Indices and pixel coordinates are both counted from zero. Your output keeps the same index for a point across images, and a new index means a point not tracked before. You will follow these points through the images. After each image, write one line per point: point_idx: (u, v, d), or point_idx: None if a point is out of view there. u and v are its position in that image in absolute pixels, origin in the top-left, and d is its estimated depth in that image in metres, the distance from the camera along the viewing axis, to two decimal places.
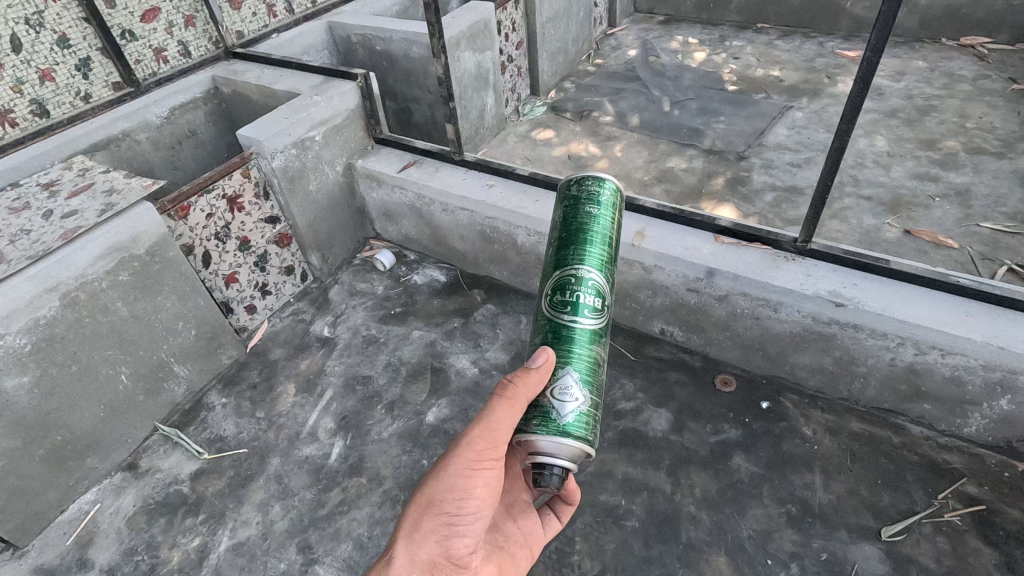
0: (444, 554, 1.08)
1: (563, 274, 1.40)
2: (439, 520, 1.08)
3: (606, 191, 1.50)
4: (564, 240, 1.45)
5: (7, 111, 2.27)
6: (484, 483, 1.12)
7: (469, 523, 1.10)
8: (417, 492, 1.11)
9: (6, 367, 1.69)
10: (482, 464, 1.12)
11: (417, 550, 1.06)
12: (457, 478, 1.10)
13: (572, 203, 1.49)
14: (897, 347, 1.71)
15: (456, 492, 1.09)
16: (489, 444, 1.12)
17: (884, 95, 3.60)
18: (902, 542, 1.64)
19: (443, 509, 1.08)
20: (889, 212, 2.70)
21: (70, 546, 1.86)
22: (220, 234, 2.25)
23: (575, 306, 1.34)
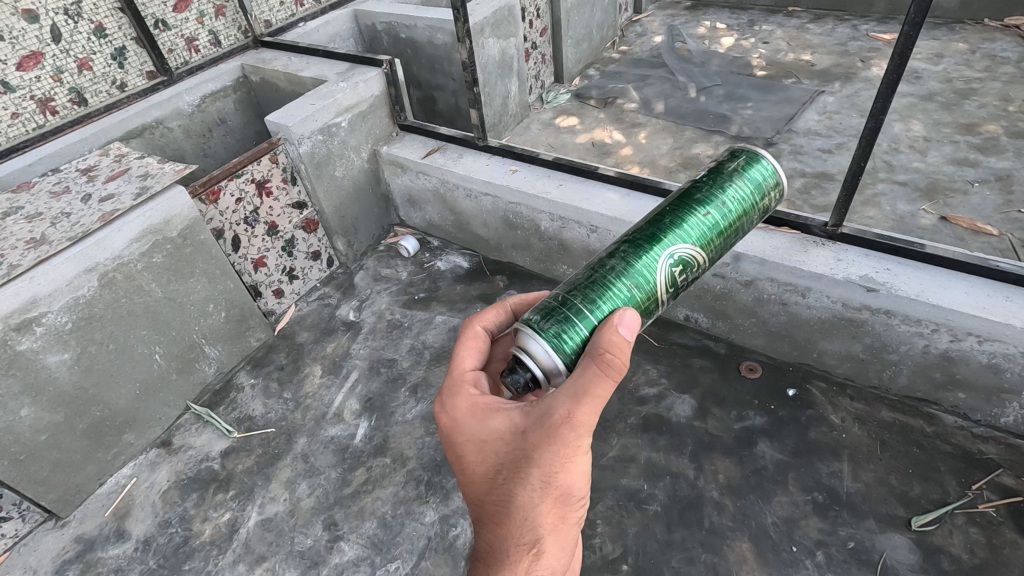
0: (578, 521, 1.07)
1: (675, 228, 1.23)
2: (576, 504, 1.04)
3: (754, 182, 1.33)
4: (700, 202, 1.28)
5: (47, 99, 2.35)
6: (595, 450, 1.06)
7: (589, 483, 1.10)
8: (544, 491, 1.01)
9: (49, 344, 1.76)
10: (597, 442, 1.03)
11: (559, 535, 1.04)
12: (585, 464, 1.01)
13: (735, 173, 1.32)
14: (932, 334, 1.66)
15: (586, 474, 1.03)
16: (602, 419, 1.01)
17: (920, 78, 3.49)
18: (933, 532, 1.60)
19: (576, 494, 1.03)
20: (924, 198, 2.61)
21: (109, 517, 1.93)
22: (248, 219, 2.30)
23: (667, 270, 1.20)
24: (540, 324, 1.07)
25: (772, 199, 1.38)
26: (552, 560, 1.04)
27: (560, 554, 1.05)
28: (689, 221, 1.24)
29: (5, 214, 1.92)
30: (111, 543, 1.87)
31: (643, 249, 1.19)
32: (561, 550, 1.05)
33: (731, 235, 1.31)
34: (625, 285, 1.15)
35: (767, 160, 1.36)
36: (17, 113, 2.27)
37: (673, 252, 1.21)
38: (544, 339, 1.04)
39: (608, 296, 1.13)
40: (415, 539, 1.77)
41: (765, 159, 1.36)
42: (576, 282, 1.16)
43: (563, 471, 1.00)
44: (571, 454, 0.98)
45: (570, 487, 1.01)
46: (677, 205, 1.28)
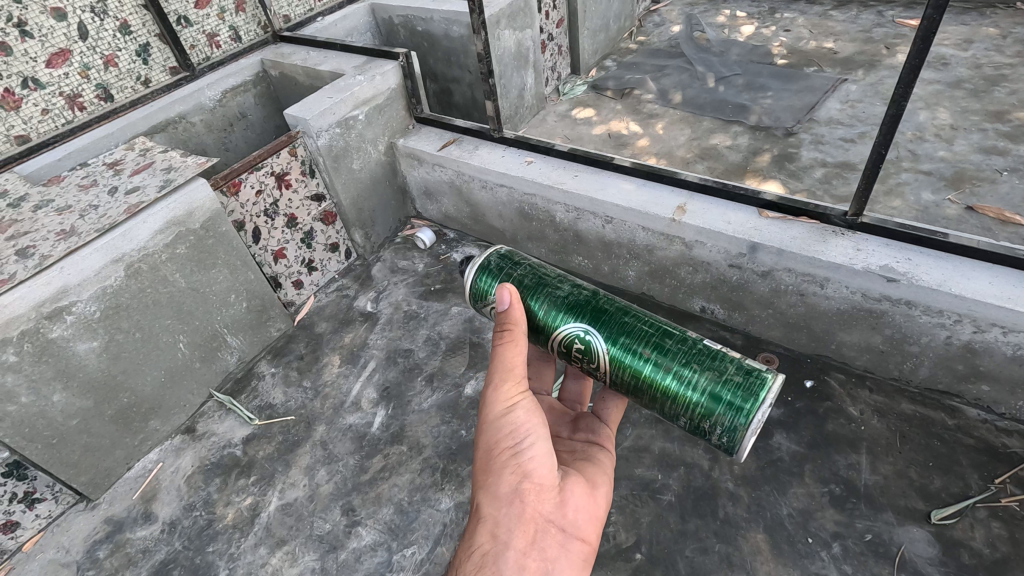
0: (525, 480, 1.13)
1: (621, 331, 1.32)
2: (505, 456, 1.14)
3: (719, 394, 1.21)
4: (671, 352, 1.28)
5: (75, 95, 2.42)
6: (525, 410, 1.18)
7: (535, 447, 1.16)
8: (477, 448, 1.19)
9: (78, 332, 1.82)
10: (516, 397, 1.19)
11: (496, 489, 1.12)
12: (501, 417, 1.17)
13: (729, 375, 1.21)
14: (954, 325, 1.63)
15: (508, 427, 1.16)
16: (512, 379, 1.19)
17: (948, 64, 3.39)
18: (953, 525, 1.58)
19: (503, 447, 1.15)
20: (950, 187, 2.55)
21: (136, 500, 2.00)
22: (269, 211, 2.34)
23: (571, 333, 1.36)
24: (491, 258, 1.49)
25: (725, 431, 1.21)
26: (491, 513, 1.11)
27: (502, 510, 1.10)
28: (636, 351, 1.30)
29: (36, 207, 1.99)
30: (138, 525, 1.93)
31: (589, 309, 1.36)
32: (503, 506, 1.11)
33: (650, 397, 1.30)
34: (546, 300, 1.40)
35: (769, 397, 1.18)
36: (46, 109, 2.34)
37: (597, 334, 1.33)
38: (477, 268, 1.48)
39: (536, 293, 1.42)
40: (431, 525, 1.80)
41: (768, 392, 1.18)
42: (541, 271, 1.46)
43: (481, 425, 1.19)
44: (483, 408, 1.19)
45: (492, 440, 1.15)
46: (659, 336, 1.30)
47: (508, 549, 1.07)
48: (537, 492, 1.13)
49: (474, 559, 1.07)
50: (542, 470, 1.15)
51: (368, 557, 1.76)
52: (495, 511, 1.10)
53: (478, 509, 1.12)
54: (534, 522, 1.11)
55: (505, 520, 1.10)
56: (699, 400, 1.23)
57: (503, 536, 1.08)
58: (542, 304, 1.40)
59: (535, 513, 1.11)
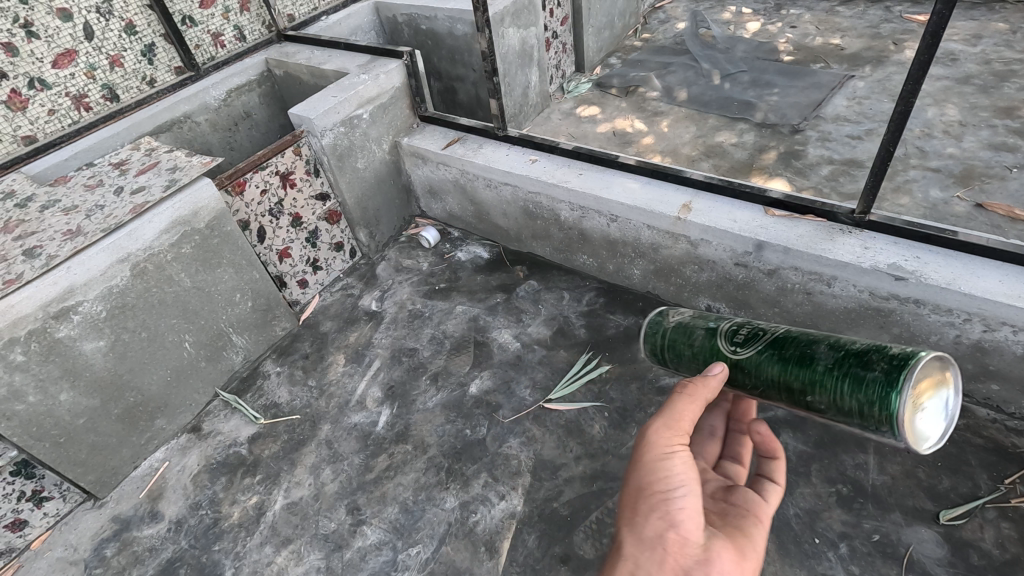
0: (671, 529, 1.10)
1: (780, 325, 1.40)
2: (653, 501, 1.12)
3: (870, 360, 1.17)
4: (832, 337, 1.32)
5: (81, 95, 2.43)
6: (680, 461, 1.14)
7: (683, 498, 1.12)
8: (626, 489, 1.18)
9: (84, 332, 1.83)
10: (674, 447, 1.15)
11: (640, 532, 1.11)
12: (652, 462, 1.15)
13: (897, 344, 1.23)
14: (963, 323, 1.62)
15: (660, 473, 1.13)
16: (676, 428, 1.17)
17: (957, 60, 3.35)
18: (962, 526, 1.56)
19: (654, 491, 1.12)
20: (958, 185, 2.53)
21: (143, 498, 2.01)
22: (273, 211, 2.34)
23: (733, 340, 1.39)
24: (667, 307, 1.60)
25: (889, 375, 1.12)
26: (631, 553, 1.10)
27: (643, 551, 1.09)
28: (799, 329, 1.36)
29: (42, 207, 1.99)
30: (145, 523, 1.94)
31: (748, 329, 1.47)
32: (646, 546, 1.09)
33: (799, 375, 1.25)
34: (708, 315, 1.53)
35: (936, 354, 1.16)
36: (52, 109, 2.35)
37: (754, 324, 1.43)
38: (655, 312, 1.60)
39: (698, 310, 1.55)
40: (435, 525, 1.80)
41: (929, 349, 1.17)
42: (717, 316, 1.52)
43: (632, 467, 1.18)
44: (638, 451, 1.19)
45: (644, 480, 1.14)
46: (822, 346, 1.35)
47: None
48: (678, 545, 1.09)
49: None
50: (692, 528, 1.10)
51: (373, 556, 1.76)
52: (637, 548, 1.10)
53: (621, 541, 1.13)
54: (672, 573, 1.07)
55: (646, 561, 1.08)
56: (852, 361, 1.19)
57: (642, 575, 1.07)
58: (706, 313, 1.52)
59: (673, 564, 1.07)
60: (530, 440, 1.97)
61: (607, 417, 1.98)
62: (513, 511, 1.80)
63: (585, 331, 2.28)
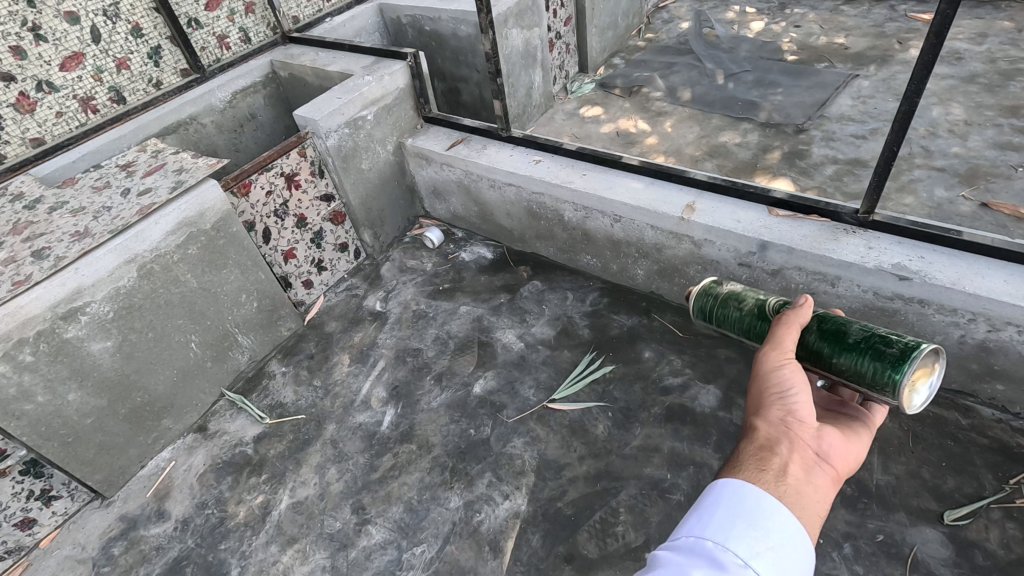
0: (791, 415, 1.18)
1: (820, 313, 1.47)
2: (772, 396, 1.20)
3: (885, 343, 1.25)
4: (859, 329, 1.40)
5: (88, 98, 2.45)
6: (795, 367, 1.23)
7: (801, 394, 1.20)
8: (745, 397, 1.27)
9: (92, 333, 1.84)
10: (787, 356, 1.25)
11: (763, 424, 1.19)
12: (769, 368, 1.24)
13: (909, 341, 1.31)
14: (968, 323, 1.61)
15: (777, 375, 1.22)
16: (777, 343, 1.28)
17: (962, 59, 3.34)
18: (967, 526, 1.56)
19: (772, 389, 1.21)
20: (963, 184, 2.52)
21: (150, 497, 2.03)
22: (278, 212, 2.36)
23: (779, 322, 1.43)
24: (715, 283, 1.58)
25: (904, 355, 1.21)
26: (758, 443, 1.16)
27: (773, 430, 1.17)
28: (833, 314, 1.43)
29: (51, 209, 2.01)
30: (152, 522, 1.95)
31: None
32: (774, 428, 1.17)
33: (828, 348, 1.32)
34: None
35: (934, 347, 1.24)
36: (60, 112, 2.37)
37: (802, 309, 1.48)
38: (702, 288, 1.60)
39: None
40: (440, 524, 1.81)
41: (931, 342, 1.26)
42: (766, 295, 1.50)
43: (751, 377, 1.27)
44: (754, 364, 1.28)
45: (761, 382, 1.23)
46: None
47: (785, 460, 1.11)
48: (800, 429, 1.16)
49: (750, 455, 1.14)
50: (811, 415, 1.18)
51: (379, 556, 1.77)
52: (768, 429, 1.17)
53: (754, 429, 1.19)
54: (799, 445, 1.14)
55: (778, 437, 1.15)
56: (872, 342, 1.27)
57: (774, 444, 1.14)
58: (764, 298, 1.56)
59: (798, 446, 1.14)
60: (534, 439, 1.98)
61: (611, 417, 1.99)
62: (517, 511, 1.81)
63: (589, 331, 2.28)
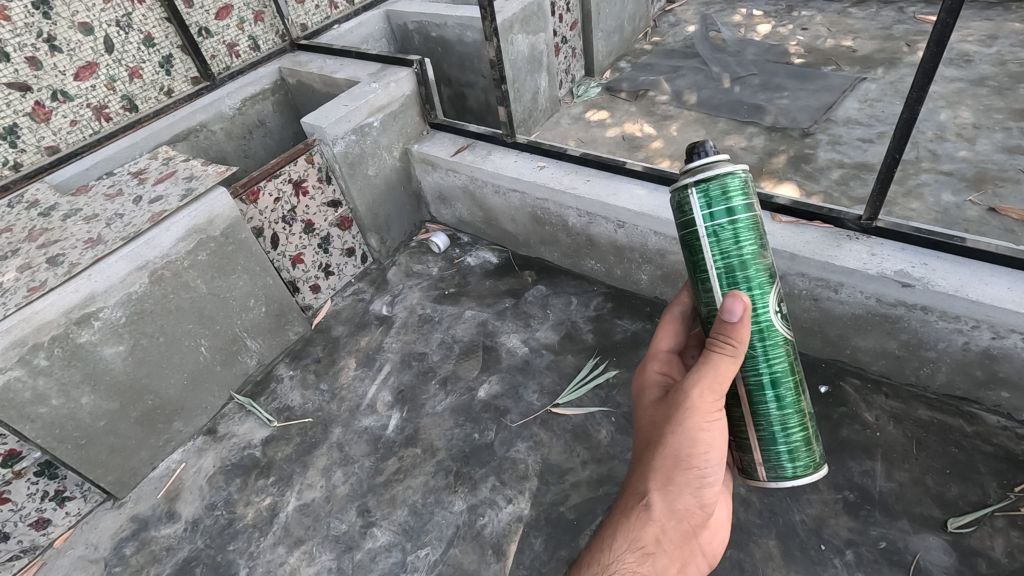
0: (696, 498, 1.21)
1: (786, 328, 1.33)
2: (688, 474, 1.18)
3: (780, 440, 1.29)
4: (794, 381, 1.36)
5: (102, 107, 2.50)
6: (715, 433, 1.19)
7: (713, 471, 1.20)
8: (660, 447, 1.18)
9: (105, 337, 1.88)
10: (714, 416, 1.19)
11: (672, 500, 1.19)
12: (696, 432, 1.17)
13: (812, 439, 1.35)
14: (971, 331, 1.61)
15: (701, 447, 1.17)
16: (716, 396, 1.18)
17: (971, 61, 3.32)
18: (970, 534, 1.56)
19: (692, 466, 1.17)
20: (971, 188, 2.51)
21: (161, 499, 2.07)
22: (286, 218, 2.39)
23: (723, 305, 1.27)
24: (728, 187, 1.22)
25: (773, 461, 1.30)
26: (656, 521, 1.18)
27: (667, 520, 1.19)
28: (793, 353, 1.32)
29: (65, 216, 2.06)
30: (162, 523, 1.99)
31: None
32: (673, 517, 1.20)
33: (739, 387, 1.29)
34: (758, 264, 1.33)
35: (811, 474, 1.32)
36: (75, 120, 2.42)
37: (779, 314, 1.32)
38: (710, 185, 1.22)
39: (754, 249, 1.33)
40: (444, 527, 1.83)
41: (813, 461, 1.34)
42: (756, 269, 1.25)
43: (676, 430, 1.17)
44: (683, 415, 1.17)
45: (685, 453, 1.17)
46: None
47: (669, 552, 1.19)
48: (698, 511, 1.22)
49: (636, 554, 1.17)
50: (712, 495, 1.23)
51: (383, 558, 1.79)
52: (663, 519, 1.19)
53: (654, 509, 1.18)
54: (684, 539, 1.22)
55: (672, 528, 1.20)
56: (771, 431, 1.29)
57: (664, 543, 1.18)
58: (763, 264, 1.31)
59: (690, 530, 1.22)
60: (538, 444, 1.99)
61: (614, 422, 2.00)
62: (520, 515, 1.82)
63: (593, 336, 2.29)
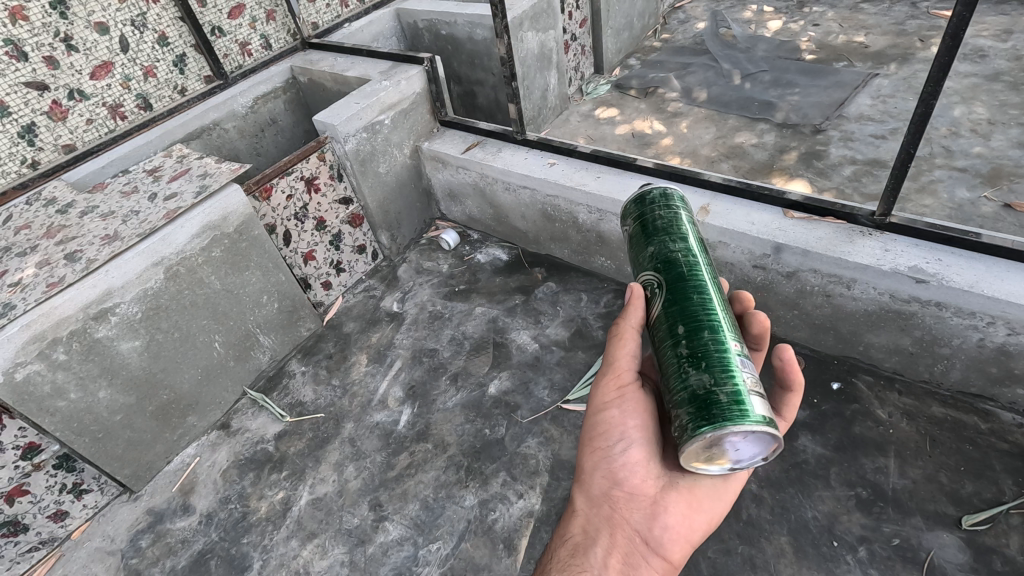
0: (613, 484, 1.22)
1: (658, 305, 1.22)
2: (597, 459, 1.24)
3: (687, 396, 1.07)
4: (674, 347, 1.13)
5: (117, 105, 2.53)
6: (614, 416, 1.23)
7: (622, 453, 1.21)
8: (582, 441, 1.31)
9: (121, 332, 1.91)
10: (612, 399, 1.24)
11: (589, 487, 1.25)
12: (594, 420, 1.26)
13: (682, 412, 1.06)
14: (987, 327, 1.60)
15: (599, 431, 1.24)
16: (615, 374, 1.27)
17: (986, 57, 3.28)
18: (985, 531, 1.55)
19: (596, 450, 1.25)
20: (986, 184, 2.48)
21: (176, 492, 2.09)
22: (299, 215, 2.41)
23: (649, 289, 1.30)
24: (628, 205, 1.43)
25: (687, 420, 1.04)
26: (583, 509, 1.26)
27: (591, 509, 1.25)
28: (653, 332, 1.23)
29: (82, 213, 2.09)
30: (178, 516, 2.02)
31: (687, 267, 1.21)
32: (595, 505, 1.24)
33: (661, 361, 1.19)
34: (657, 244, 1.27)
35: (733, 423, 0.99)
36: (91, 119, 2.46)
37: (654, 293, 1.24)
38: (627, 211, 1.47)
39: (654, 230, 1.29)
40: (455, 522, 1.84)
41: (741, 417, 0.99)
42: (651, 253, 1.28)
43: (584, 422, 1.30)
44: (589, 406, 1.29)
45: (589, 439, 1.27)
46: (718, 338, 1.11)
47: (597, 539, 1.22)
48: (624, 499, 1.21)
49: (566, 547, 1.24)
50: (633, 480, 1.20)
51: (396, 552, 1.81)
52: (585, 509, 1.25)
53: (580, 499, 1.27)
54: (619, 529, 1.21)
55: (596, 515, 1.23)
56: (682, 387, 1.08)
57: (592, 533, 1.22)
58: (649, 247, 1.28)
59: (619, 519, 1.21)
60: (548, 440, 2.00)
61: None
62: (531, 510, 1.83)
63: (603, 332, 2.29)
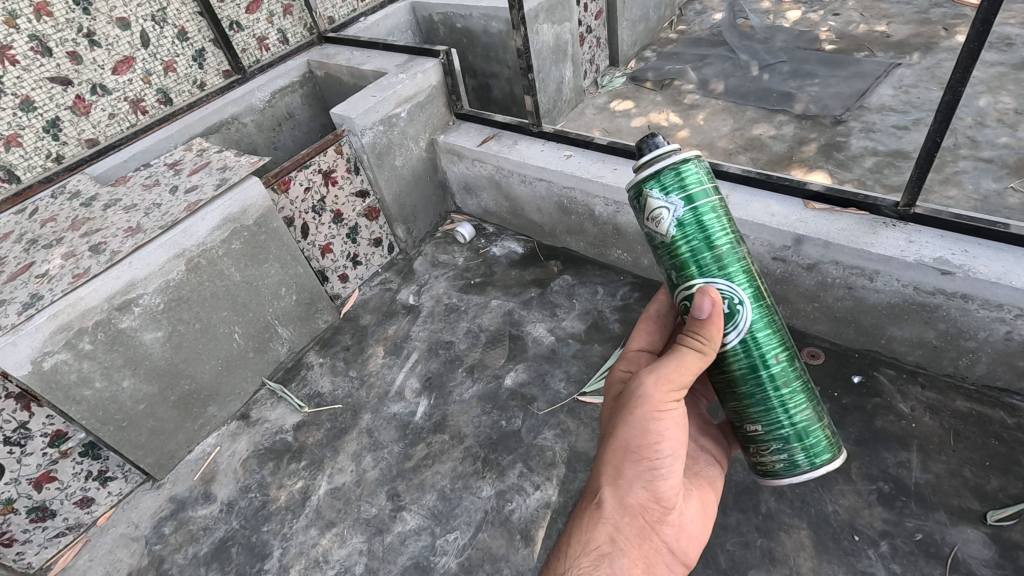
0: (651, 495, 1.15)
1: (749, 323, 1.19)
2: (641, 468, 1.13)
3: (798, 434, 1.24)
4: (771, 384, 1.22)
5: (138, 100, 2.56)
6: (671, 427, 1.14)
7: (671, 466, 1.15)
8: (611, 439, 1.16)
9: (145, 322, 1.94)
10: (670, 408, 1.13)
11: (624, 494, 1.14)
12: (650, 427, 1.12)
13: (793, 448, 1.24)
14: (1013, 319, 1.57)
15: (653, 441, 1.12)
16: (678, 383, 1.13)
17: (1013, 45, 3.20)
18: (1012, 527, 1.52)
19: (643, 459, 1.13)
20: (1013, 175, 2.43)
21: (197, 481, 2.13)
22: (316, 208, 2.43)
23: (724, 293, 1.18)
24: (693, 167, 1.17)
25: (797, 457, 1.25)
26: (608, 516, 1.14)
27: (623, 518, 1.14)
28: (731, 359, 1.21)
29: (105, 206, 2.12)
30: (199, 504, 2.05)
31: (756, 281, 1.22)
32: (627, 515, 1.14)
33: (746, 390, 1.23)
34: (728, 244, 1.18)
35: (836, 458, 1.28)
36: (113, 114, 2.49)
37: (737, 308, 1.18)
38: (672, 164, 1.16)
39: (716, 224, 1.18)
40: (472, 512, 1.85)
41: (839, 451, 1.28)
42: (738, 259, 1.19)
43: (623, 421, 1.14)
44: (634, 407, 1.13)
45: (634, 445, 1.13)
46: (801, 372, 1.26)
47: (625, 549, 1.13)
48: (657, 509, 1.16)
49: (589, 556, 1.12)
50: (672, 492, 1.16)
51: (413, 541, 1.82)
52: (617, 517, 1.14)
53: (603, 501, 1.15)
54: (649, 539, 1.15)
55: (625, 523, 1.14)
56: (794, 429, 1.24)
57: (620, 542, 1.13)
58: (719, 246, 1.17)
59: (651, 530, 1.15)
60: (565, 432, 2.00)
61: None
62: (548, 501, 1.84)
63: (619, 325, 2.28)
